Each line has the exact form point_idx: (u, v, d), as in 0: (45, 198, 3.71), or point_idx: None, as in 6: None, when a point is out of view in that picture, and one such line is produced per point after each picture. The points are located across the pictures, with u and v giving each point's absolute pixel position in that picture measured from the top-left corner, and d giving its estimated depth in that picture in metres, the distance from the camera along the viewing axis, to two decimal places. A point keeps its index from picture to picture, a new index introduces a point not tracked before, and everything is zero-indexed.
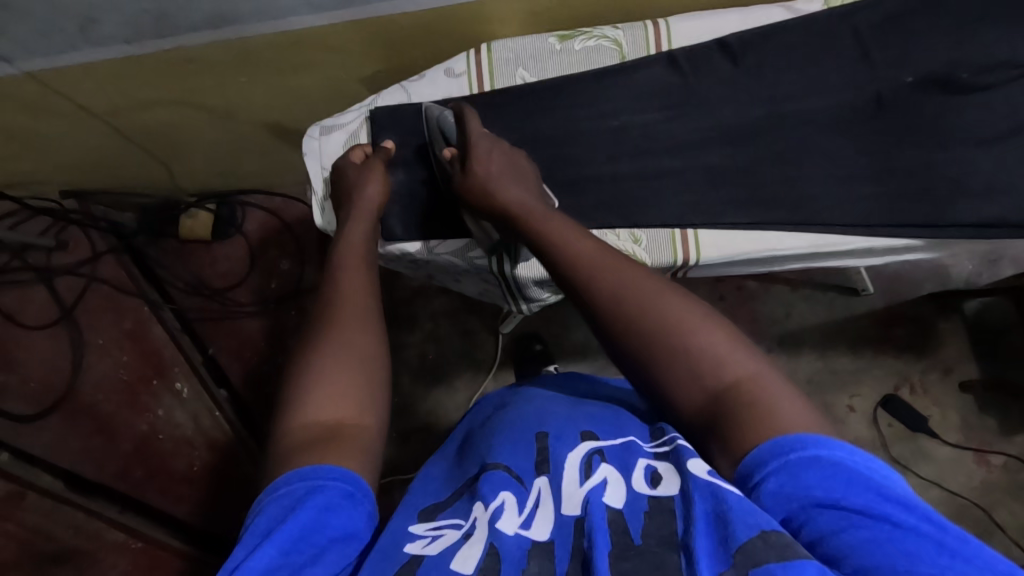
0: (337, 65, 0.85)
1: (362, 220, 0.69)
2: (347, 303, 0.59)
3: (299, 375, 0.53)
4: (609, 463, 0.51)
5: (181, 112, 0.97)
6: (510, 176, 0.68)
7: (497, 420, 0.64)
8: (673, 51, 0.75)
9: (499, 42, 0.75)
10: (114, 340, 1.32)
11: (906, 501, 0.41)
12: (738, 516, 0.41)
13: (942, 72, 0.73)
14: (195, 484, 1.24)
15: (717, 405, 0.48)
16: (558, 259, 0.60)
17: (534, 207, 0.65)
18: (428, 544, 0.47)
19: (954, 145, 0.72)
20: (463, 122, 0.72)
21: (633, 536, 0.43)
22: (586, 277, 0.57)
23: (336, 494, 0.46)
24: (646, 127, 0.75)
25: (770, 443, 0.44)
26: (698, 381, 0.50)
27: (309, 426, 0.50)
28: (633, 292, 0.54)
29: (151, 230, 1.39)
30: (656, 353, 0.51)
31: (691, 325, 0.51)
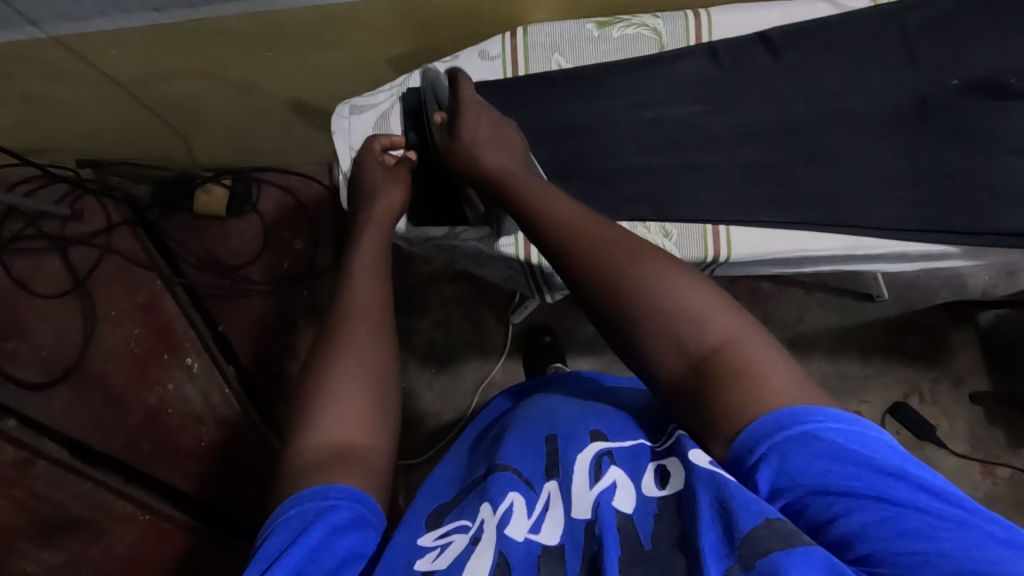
0: (367, 43, 0.84)
1: (380, 226, 0.66)
2: (361, 314, 0.57)
3: (311, 391, 0.53)
4: (619, 465, 0.52)
5: (204, 85, 0.96)
6: (498, 141, 0.67)
7: (509, 420, 0.64)
8: (714, 43, 0.73)
9: (535, 26, 0.74)
10: (126, 312, 1.32)
11: (898, 471, 0.39)
12: (743, 507, 0.39)
13: (988, 77, 0.71)
14: (206, 458, 1.24)
15: (698, 377, 0.45)
16: (536, 226, 0.56)
17: (517, 173, 0.62)
18: (437, 558, 0.47)
19: (995, 153, 0.71)
20: (457, 87, 0.69)
21: (643, 541, 0.44)
22: (566, 244, 0.53)
23: (344, 515, 0.46)
24: (681, 121, 0.74)
25: (760, 421, 0.41)
26: (680, 348, 0.46)
27: (322, 446, 0.50)
28: (612, 257, 0.51)
29: (167, 203, 1.40)
30: (636, 323, 0.48)
31: (672, 291, 0.48)
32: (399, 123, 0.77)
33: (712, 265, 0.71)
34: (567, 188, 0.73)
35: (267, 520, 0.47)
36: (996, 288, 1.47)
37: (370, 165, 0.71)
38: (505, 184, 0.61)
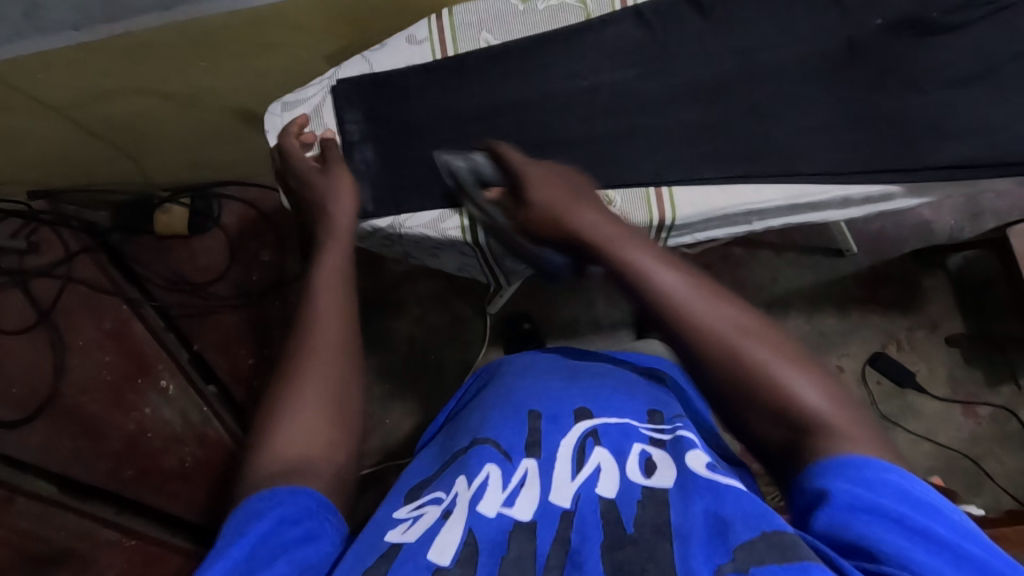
0: (299, 42, 0.83)
1: (339, 247, 0.65)
2: (323, 335, 0.58)
3: (270, 409, 0.54)
4: (602, 445, 0.58)
5: (144, 102, 0.94)
6: (580, 202, 0.65)
7: (488, 399, 0.72)
8: (640, 5, 0.73)
9: (460, 5, 0.73)
10: (94, 340, 1.26)
11: (971, 537, 0.41)
12: (742, 520, 0.44)
13: (912, 13, 0.71)
14: (188, 480, 1.24)
15: (799, 441, 0.48)
16: (643, 285, 0.56)
17: (611, 233, 0.61)
18: (406, 530, 0.51)
19: (927, 87, 0.70)
20: (500, 162, 0.69)
21: (626, 525, 0.46)
22: (678, 306, 0.54)
23: (295, 511, 0.48)
24: (617, 86, 0.74)
25: (847, 459, 0.44)
26: (776, 414, 0.49)
27: (277, 461, 0.51)
28: (717, 327, 0.53)
29: (125, 226, 1.39)
30: (743, 386, 0.51)
31: (781, 367, 0.51)
32: (333, 118, 0.74)
33: (661, 228, 0.71)
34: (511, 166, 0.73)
35: (233, 516, 0.48)
36: (962, 230, 1.48)
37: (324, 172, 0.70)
38: (607, 248, 0.60)
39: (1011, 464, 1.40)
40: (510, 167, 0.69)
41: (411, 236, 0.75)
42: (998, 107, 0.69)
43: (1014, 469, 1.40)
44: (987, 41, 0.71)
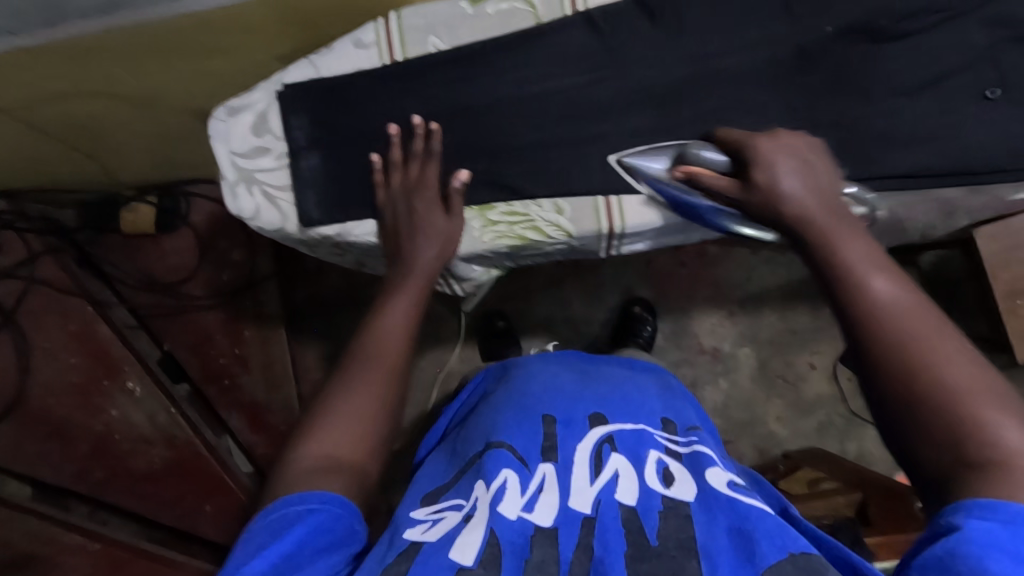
0: (249, 44, 0.81)
1: (415, 288, 0.64)
2: (386, 349, 0.60)
3: (323, 406, 0.57)
4: (619, 453, 0.63)
5: (99, 105, 0.93)
6: (806, 186, 0.56)
7: (498, 400, 0.74)
8: (590, 11, 0.72)
9: (409, 9, 0.73)
10: (60, 342, 1.23)
11: None
12: (766, 539, 0.51)
13: (863, 19, 0.70)
14: (158, 483, 1.21)
15: (969, 478, 0.41)
16: (855, 286, 0.48)
17: (823, 226, 0.53)
18: (426, 531, 0.54)
19: (878, 95, 0.70)
20: (727, 142, 0.64)
21: (650, 537, 0.52)
22: (891, 313, 0.46)
23: (323, 517, 0.49)
24: (566, 92, 0.73)
25: (1006, 502, 0.39)
26: (953, 446, 0.42)
27: (321, 457, 0.53)
28: (916, 340, 0.45)
29: (93, 226, 1.38)
30: (929, 406, 0.43)
31: (985, 400, 0.42)
32: (280, 123, 0.73)
33: (610, 236, 0.72)
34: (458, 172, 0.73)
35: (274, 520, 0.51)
36: None
37: (425, 202, 0.69)
38: (820, 240, 0.52)
39: None
40: (739, 155, 0.62)
41: (357, 245, 0.75)
42: (947, 117, 0.69)
43: None
44: (941, 48, 0.70)
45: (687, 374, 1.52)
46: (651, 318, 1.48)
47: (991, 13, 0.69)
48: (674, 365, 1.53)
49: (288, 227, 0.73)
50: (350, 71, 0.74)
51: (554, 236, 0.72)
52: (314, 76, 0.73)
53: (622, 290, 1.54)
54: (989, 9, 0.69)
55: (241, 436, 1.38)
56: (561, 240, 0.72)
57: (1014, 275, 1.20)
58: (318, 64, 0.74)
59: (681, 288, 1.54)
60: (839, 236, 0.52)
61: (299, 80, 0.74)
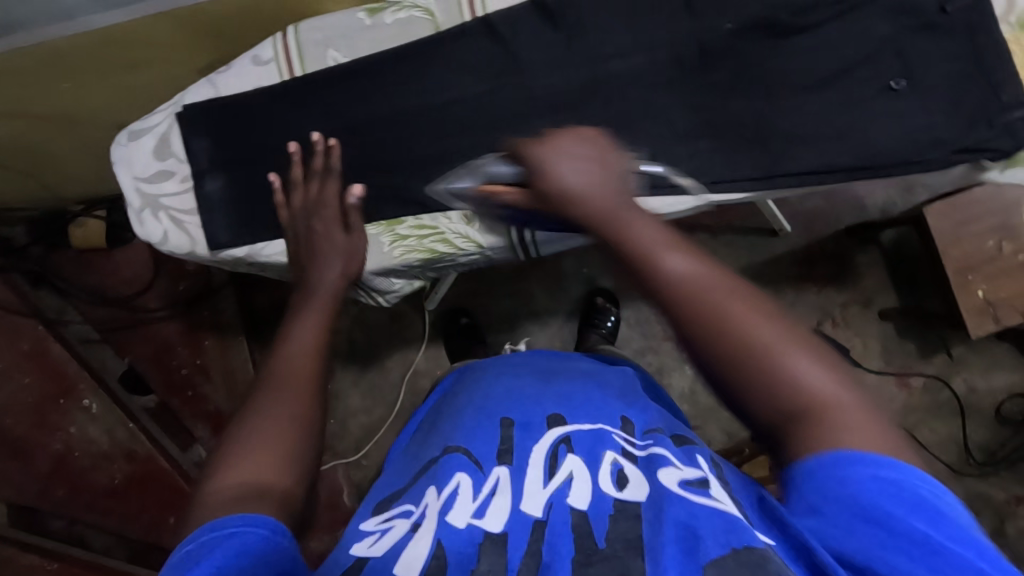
0: (161, 58, 0.82)
1: (321, 309, 0.61)
2: (297, 363, 0.56)
3: (237, 431, 0.52)
4: (575, 454, 0.57)
5: (21, 127, 0.91)
6: (585, 174, 0.54)
7: (460, 405, 0.71)
8: (489, 16, 0.73)
9: (306, 23, 0.74)
10: (12, 362, 1.21)
11: (912, 494, 0.40)
12: (710, 538, 0.43)
13: (763, 14, 0.70)
14: (119, 498, 1.21)
15: (792, 431, 0.43)
16: (647, 274, 0.48)
17: (605, 210, 0.52)
18: (374, 544, 0.51)
19: (778, 92, 0.71)
20: (515, 156, 0.60)
21: (597, 540, 0.46)
22: (690, 291, 0.46)
23: (256, 540, 0.44)
24: (472, 99, 0.74)
25: (823, 456, 0.42)
26: (772, 403, 0.44)
27: (236, 484, 0.47)
28: (717, 312, 0.46)
29: (48, 241, 1.36)
30: (743, 375, 0.45)
31: (787, 346, 0.45)
32: (182, 145, 0.75)
33: (523, 245, 0.75)
34: (372, 186, 0.75)
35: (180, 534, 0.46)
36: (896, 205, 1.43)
37: (324, 221, 0.70)
38: (608, 231, 0.51)
39: (942, 432, 1.41)
40: (519, 161, 0.59)
41: (269, 264, 0.76)
42: (849, 110, 0.70)
43: (945, 437, 1.41)
44: (842, 41, 0.70)
45: (652, 362, 1.52)
46: (613, 309, 1.48)
47: (890, 1, 0.69)
48: (639, 353, 1.53)
49: (196, 251, 0.75)
50: (248, 87, 0.76)
51: (465, 247, 0.75)
52: (213, 95, 0.75)
53: (584, 281, 1.53)
54: None
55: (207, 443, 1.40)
56: (473, 250, 0.75)
57: (966, 252, 1.18)
58: (218, 83, 0.76)
59: None
60: (623, 220, 0.51)
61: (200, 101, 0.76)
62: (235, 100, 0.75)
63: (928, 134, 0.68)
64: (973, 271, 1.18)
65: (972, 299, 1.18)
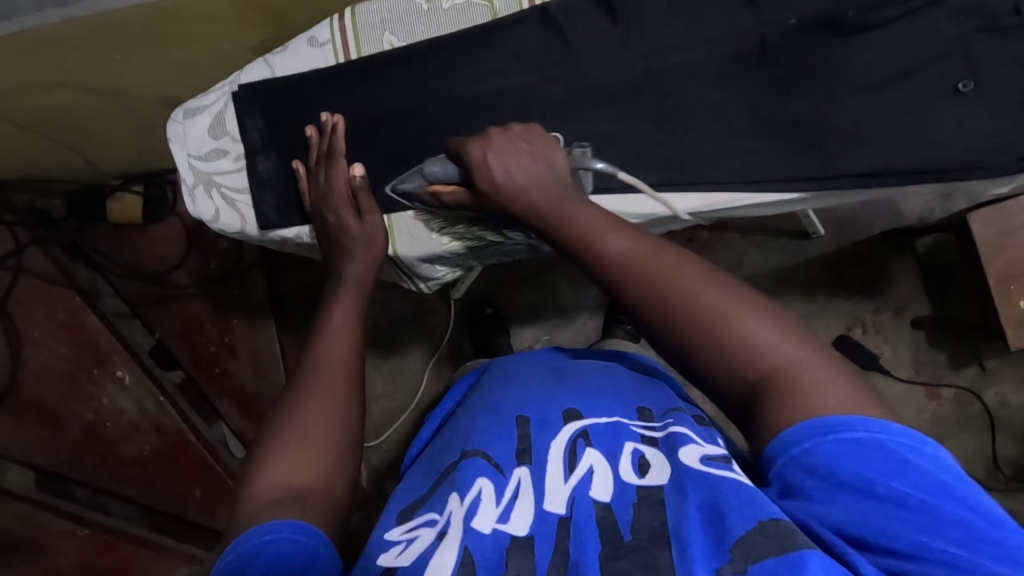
0: (208, 35, 0.83)
1: (351, 293, 0.66)
2: (330, 362, 0.59)
3: (273, 431, 0.53)
4: (595, 447, 0.56)
5: (67, 97, 0.91)
6: (528, 173, 0.60)
7: (472, 406, 0.67)
8: (548, 4, 0.73)
9: (363, 5, 0.74)
10: (49, 332, 1.23)
11: (883, 454, 0.42)
12: (735, 512, 0.44)
13: (830, 11, 0.70)
14: (146, 468, 1.22)
15: (756, 398, 0.46)
16: (595, 261, 0.54)
17: (548, 205, 0.58)
18: (401, 554, 0.49)
19: (841, 91, 0.70)
20: (462, 156, 0.65)
21: (622, 531, 0.46)
22: (632, 268, 0.52)
23: (290, 545, 0.45)
24: (525, 88, 0.74)
25: (804, 425, 0.43)
26: (734, 373, 0.47)
27: (276, 487, 0.49)
28: (660, 291, 0.50)
29: (80, 215, 1.38)
30: (699, 348, 0.48)
31: (734, 309, 0.48)
32: (236, 125, 0.76)
33: None
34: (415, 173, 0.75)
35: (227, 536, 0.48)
36: (932, 212, 1.40)
37: (336, 209, 0.71)
38: (554, 228, 0.57)
39: (970, 445, 1.40)
40: (461, 161, 0.65)
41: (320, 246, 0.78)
42: (914, 112, 0.69)
43: (972, 451, 1.40)
44: (908, 40, 0.69)
45: None
46: None
47: (961, 2, 0.69)
48: (663, 352, 1.52)
49: (246, 229, 0.76)
50: (305, 70, 0.76)
51: (514, 236, 0.74)
52: (269, 77, 0.76)
53: None
54: None
55: (231, 422, 1.40)
56: (521, 241, 0.74)
57: (1008, 261, 1.15)
58: (274, 64, 0.76)
59: None
60: (571, 213, 0.57)
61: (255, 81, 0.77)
62: (290, 84, 0.76)
63: (992, 140, 0.67)
64: (1014, 281, 1.16)
65: (1012, 310, 1.16)
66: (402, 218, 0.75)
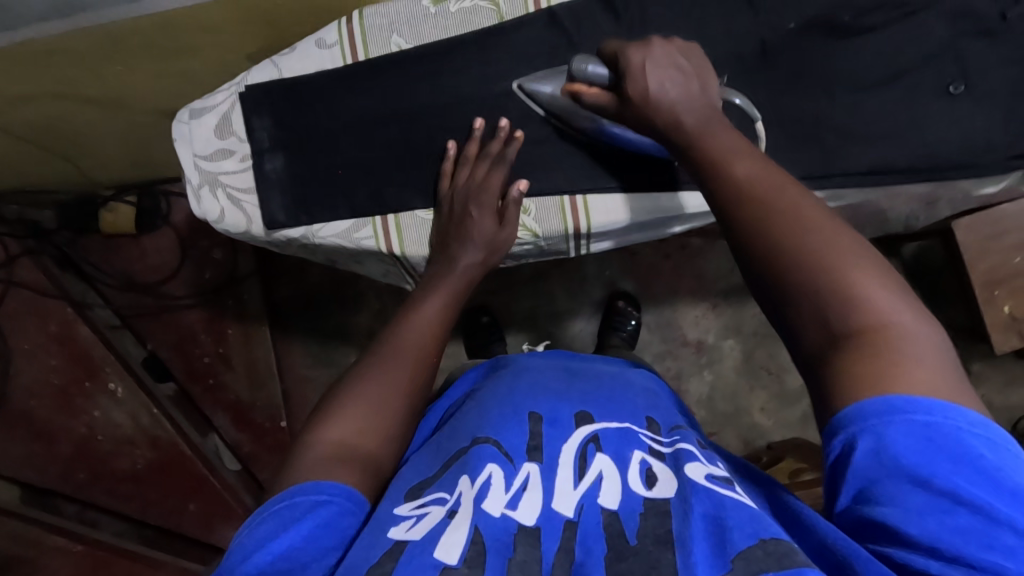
0: (213, 46, 0.80)
1: (451, 288, 0.70)
2: (412, 345, 0.63)
3: (342, 394, 0.57)
4: (604, 453, 0.55)
5: (67, 107, 0.90)
6: (678, 89, 0.59)
7: (487, 396, 0.65)
8: (554, 8, 0.76)
9: (370, 9, 0.76)
10: (40, 344, 1.24)
11: (968, 454, 0.38)
12: (738, 528, 0.43)
13: (826, 15, 0.72)
14: (140, 483, 1.22)
15: (837, 351, 0.42)
16: (715, 178, 0.51)
17: (692, 123, 0.56)
18: (411, 527, 0.47)
19: (840, 90, 0.73)
20: (620, 59, 0.65)
21: (628, 537, 0.45)
22: (753, 190, 0.48)
23: (340, 513, 0.48)
24: (532, 89, 0.76)
25: (880, 401, 0.39)
26: (822, 324, 0.43)
27: (334, 445, 0.52)
28: (777, 219, 0.46)
29: (73, 226, 1.35)
30: (795, 286, 0.44)
31: (855, 263, 0.43)
32: (243, 125, 0.76)
33: (577, 236, 0.78)
34: (424, 175, 0.77)
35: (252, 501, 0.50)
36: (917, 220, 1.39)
37: (481, 206, 0.73)
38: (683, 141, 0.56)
39: None
40: (617, 65, 0.65)
41: (325, 244, 0.78)
42: (908, 114, 0.72)
43: None
44: (901, 43, 0.72)
45: (671, 367, 1.52)
46: (635, 312, 1.47)
47: (951, 7, 0.72)
48: (659, 358, 1.53)
49: (252, 229, 0.77)
50: (312, 71, 0.77)
51: (521, 236, 0.78)
52: (275, 77, 0.76)
53: (605, 284, 1.53)
54: (952, 3, 0.72)
55: (227, 434, 1.39)
56: (528, 240, 0.78)
57: (994, 266, 1.18)
58: (281, 65, 0.77)
59: (665, 280, 1.53)
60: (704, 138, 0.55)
61: (262, 81, 0.77)
62: (297, 85, 0.77)
63: (978, 141, 0.71)
64: (999, 286, 1.18)
65: (997, 314, 1.19)
66: (410, 216, 0.77)
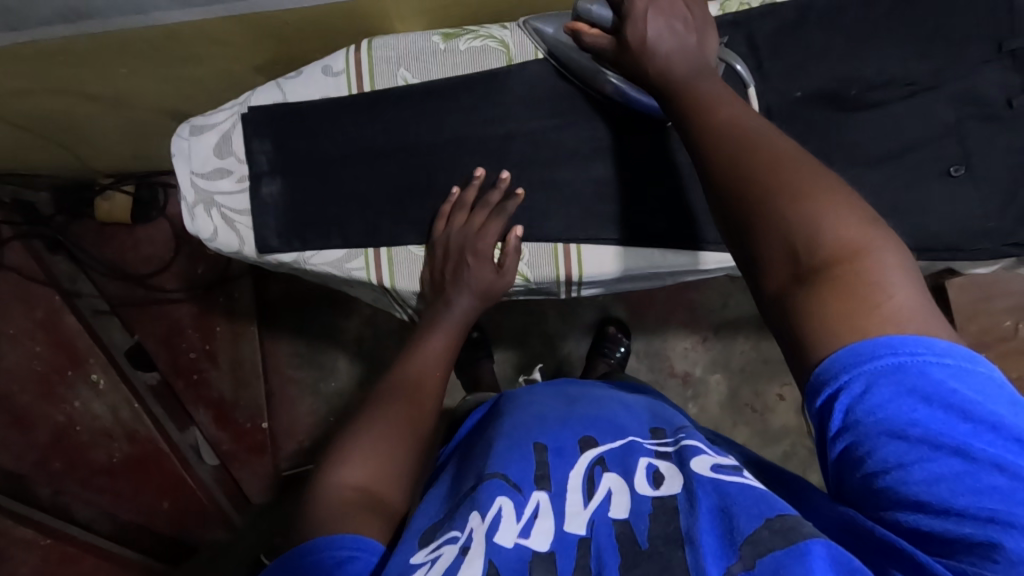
0: (221, 57, 0.80)
1: (450, 335, 0.74)
2: (414, 382, 0.68)
3: (345, 442, 0.60)
4: (611, 471, 0.54)
5: (68, 102, 0.89)
6: (672, 38, 0.60)
7: (498, 429, 0.65)
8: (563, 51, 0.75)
9: (379, 40, 0.76)
10: (25, 330, 1.23)
11: (942, 396, 0.37)
12: (744, 513, 0.43)
13: (831, 88, 0.73)
14: (115, 477, 1.22)
15: (803, 284, 0.42)
16: (695, 131, 0.54)
17: (680, 73, 0.59)
18: (428, 572, 0.45)
19: (841, 162, 0.73)
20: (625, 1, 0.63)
21: (639, 540, 0.45)
22: (728, 135, 0.51)
23: (368, 566, 0.47)
24: (537, 134, 0.76)
25: (849, 349, 0.39)
26: (789, 258, 0.43)
27: (349, 490, 0.54)
28: (749, 157, 0.49)
29: (72, 209, 1.35)
30: (763, 220, 0.45)
31: (823, 195, 0.45)
32: (242, 146, 0.76)
33: (569, 282, 0.78)
34: (422, 207, 0.77)
35: None
36: None
37: (477, 249, 0.74)
38: (673, 90, 0.59)
39: None
40: (622, 7, 0.63)
41: (315, 271, 0.78)
42: (904, 192, 0.73)
43: None
44: (906, 120, 0.73)
45: None
46: (625, 339, 1.46)
47: (955, 90, 0.73)
48: None
49: (246, 251, 0.77)
50: (315, 96, 0.77)
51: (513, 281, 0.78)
52: (278, 101, 0.77)
53: (598, 309, 1.52)
54: (955, 86, 0.73)
55: (207, 431, 1.38)
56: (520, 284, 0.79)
57: (983, 327, 1.18)
58: (285, 88, 0.77)
59: (657, 311, 1.53)
60: (691, 87, 0.58)
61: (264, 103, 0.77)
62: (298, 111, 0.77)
63: (970, 224, 0.72)
64: (986, 348, 1.18)
65: None
66: (403, 250, 0.77)
